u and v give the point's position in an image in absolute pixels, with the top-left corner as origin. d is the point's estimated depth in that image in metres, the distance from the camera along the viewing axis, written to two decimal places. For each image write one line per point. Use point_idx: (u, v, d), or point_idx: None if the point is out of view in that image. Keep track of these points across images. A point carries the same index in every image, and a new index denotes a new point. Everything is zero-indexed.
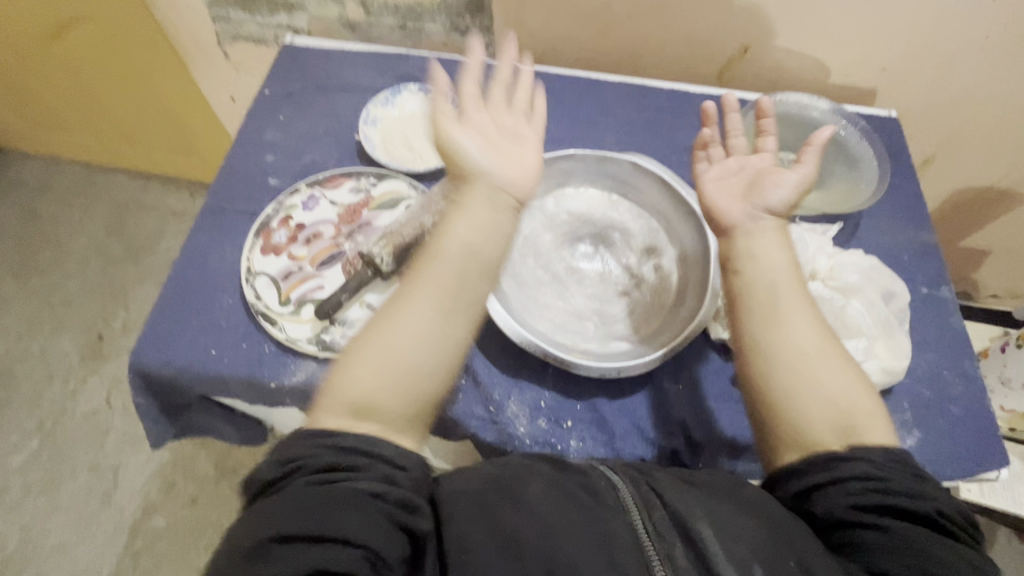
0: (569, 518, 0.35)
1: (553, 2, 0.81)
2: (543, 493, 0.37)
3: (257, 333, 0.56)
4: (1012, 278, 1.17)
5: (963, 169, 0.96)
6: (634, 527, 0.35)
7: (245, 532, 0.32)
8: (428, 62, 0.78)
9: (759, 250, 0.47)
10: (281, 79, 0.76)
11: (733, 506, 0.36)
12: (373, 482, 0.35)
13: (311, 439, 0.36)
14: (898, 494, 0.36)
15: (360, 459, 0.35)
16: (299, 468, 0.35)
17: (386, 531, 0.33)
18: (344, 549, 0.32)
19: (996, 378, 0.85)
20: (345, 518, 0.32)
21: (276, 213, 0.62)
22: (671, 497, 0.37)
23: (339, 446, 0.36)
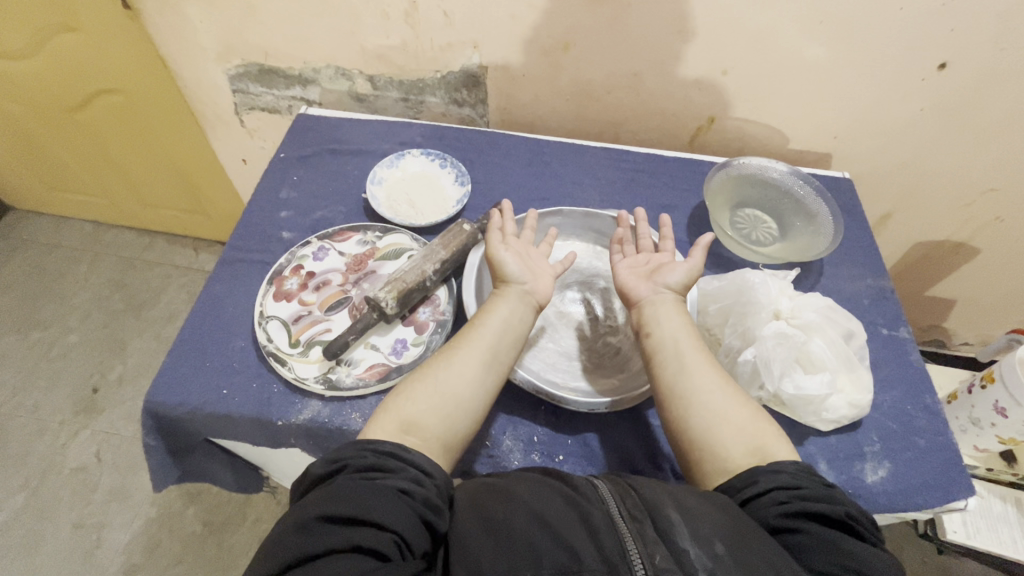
0: (547, 505, 0.39)
1: (540, 80, 0.91)
2: (526, 490, 0.41)
3: (268, 374, 0.60)
4: (978, 326, 1.24)
5: (917, 224, 1.05)
6: (608, 512, 0.39)
7: (296, 514, 0.38)
8: (430, 130, 0.87)
9: (662, 317, 0.56)
10: (295, 144, 0.84)
11: (700, 497, 0.40)
12: (405, 482, 0.41)
13: (356, 445, 0.44)
14: (816, 499, 0.40)
15: (395, 463, 0.42)
16: (344, 467, 0.42)
17: (413, 522, 0.38)
18: (377, 531, 0.37)
19: (967, 418, 0.89)
20: (379, 505, 0.38)
21: (289, 262, 0.67)
22: (642, 487, 0.41)
23: (380, 451, 0.43)
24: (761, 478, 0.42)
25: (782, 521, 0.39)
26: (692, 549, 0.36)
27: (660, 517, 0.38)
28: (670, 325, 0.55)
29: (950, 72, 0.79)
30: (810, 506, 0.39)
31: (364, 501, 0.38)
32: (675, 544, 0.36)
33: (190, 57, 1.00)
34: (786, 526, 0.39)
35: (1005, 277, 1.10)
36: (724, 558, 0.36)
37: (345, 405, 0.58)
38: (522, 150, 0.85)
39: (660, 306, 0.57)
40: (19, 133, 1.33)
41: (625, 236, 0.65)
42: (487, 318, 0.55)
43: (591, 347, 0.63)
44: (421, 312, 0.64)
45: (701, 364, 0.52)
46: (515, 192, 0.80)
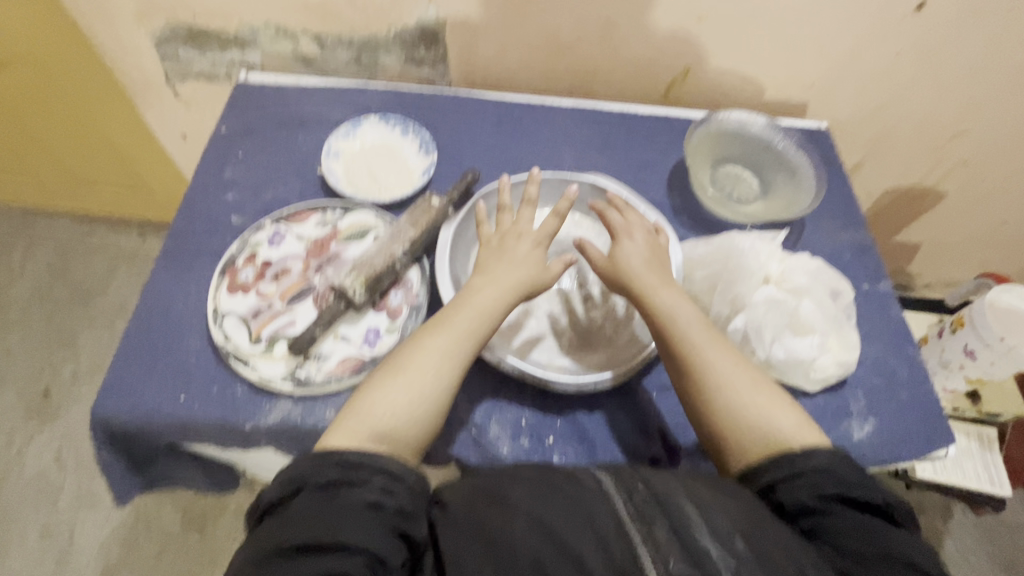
0: (549, 513, 0.38)
1: (504, 34, 0.84)
2: (525, 494, 0.39)
3: (229, 375, 0.55)
4: (942, 268, 1.27)
5: (888, 172, 1.05)
6: (616, 510, 0.38)
7: (261, 546, 0.37)
8: (387, 94, 0.79)
9: (670, 305, 0.52)
10: (237, 116, 0.75)
11: (713, 491, 0.40)
12: (374, 494, 0.39)
13: (317, 457, 0.41)
14: (853, 485, 0.41)
15: (360, 474, 0.40)
16: (304, 486, 0.40)
17: (384, 538, 0.37)
18: (345, 555, 0.36)
19: (937, 361, 0.91)
20: (346, 528, 0.37)
21: (241, 251, 0.61)
22: (649, 477, 0.41)
23: (342, 463, 0.41)
24: (789, 464, 0.43)
25: (818, 505, 0.40)
26: (712, 548, 0.36)
27: (678, 517, 0.38)
28: (677, 307, 0.52)
29: (929, 11, 0.76)
30: (848, 491, 0.40)
31: (329, 527, 0.37)
32: (696, 547, 0.36)
33: (106, 18, 0.88)
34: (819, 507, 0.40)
35: (969, 219, 1.12)
36: (745, 557, 0.36)
37: (319, 402, 0.54)
38: (489, 112, 0.79)
39: (663, 288, 0.53)
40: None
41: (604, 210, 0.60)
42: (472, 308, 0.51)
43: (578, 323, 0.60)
44: (392, 296, 0.59)
45: (718, 352, 0.50)
46: (485, 160, 0.74)
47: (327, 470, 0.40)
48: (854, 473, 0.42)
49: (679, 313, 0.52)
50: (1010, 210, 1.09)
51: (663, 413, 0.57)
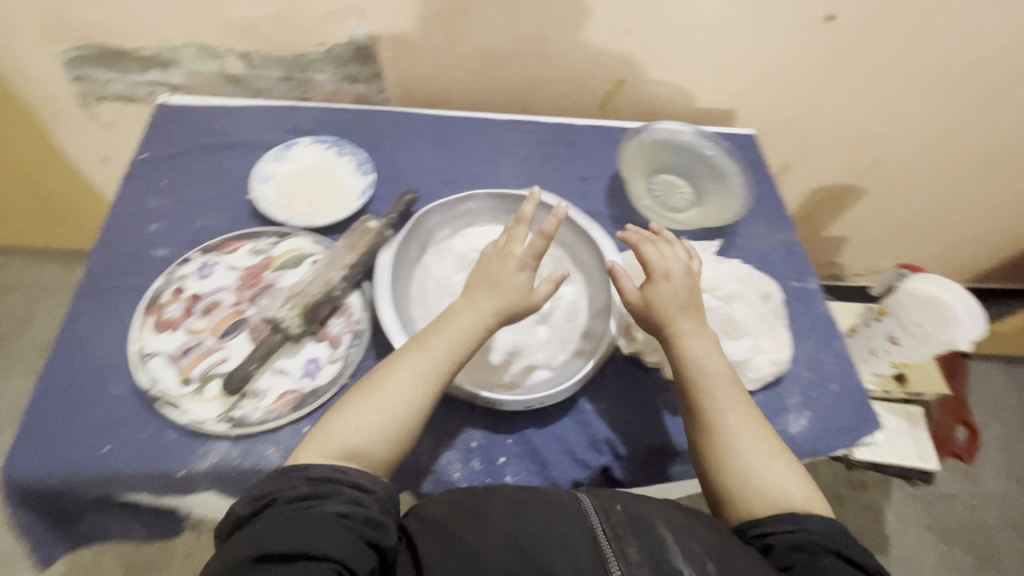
0: (522, 529, 0.41)
1: (438, 50, 0.84)
2: (502, 514, 0.43)
3: (158, 420, 0.52)
4: (867, 258, 1.35)
5: (814, 172, 1.11)
6: (593, 529, 0.41)
7: (230, 557, 0.37)
8: (321, 113, 0.77)
9: (699, 354, 0.53)
10: (159, 142, 0.72)
11: (684, 514, 0.44)
12: (344, 505, 0.41)
13: (285, 474, 0.43)
14: (847, 548, 0.43)
15: (329, 488, 0.42)
16: (274, 500, 0.41)
17: (353, 545, 0.39)
18: (315, 563, 0.37)
19: (865, 348, 0.97)
20: (317, 535, 0.38)
21: (167, 286, 0.58)
22: (627, 501, 0.44)
23: (311, 478, 0.43)
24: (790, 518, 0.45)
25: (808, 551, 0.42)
26: (682, 566, 0.39)
27: (654, 535, 0.41)
28: (708, 359, 0.53)
29: (838, 23, 0.82)
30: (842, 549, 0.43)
31: (299, 533, 0.38)
32: (666, 568, 0.39)
33: (7, 39, 0.82)
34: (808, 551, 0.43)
35: (888, 212, 1.20)
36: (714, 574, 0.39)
37: (257, 441, 0.52)
38: (427, 129, 0.78)
39: (695, 334, 0.54)
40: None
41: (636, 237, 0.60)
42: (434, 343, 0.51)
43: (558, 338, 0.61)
44: (332, 324, 0.58)
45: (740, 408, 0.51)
46: (425, 178, 0.74)
47: (297, 485, 0.42)
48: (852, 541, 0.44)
49: (706, 357, 0.53)
50: (922, 202, 1.17)
51: (611, 424, 0.58)
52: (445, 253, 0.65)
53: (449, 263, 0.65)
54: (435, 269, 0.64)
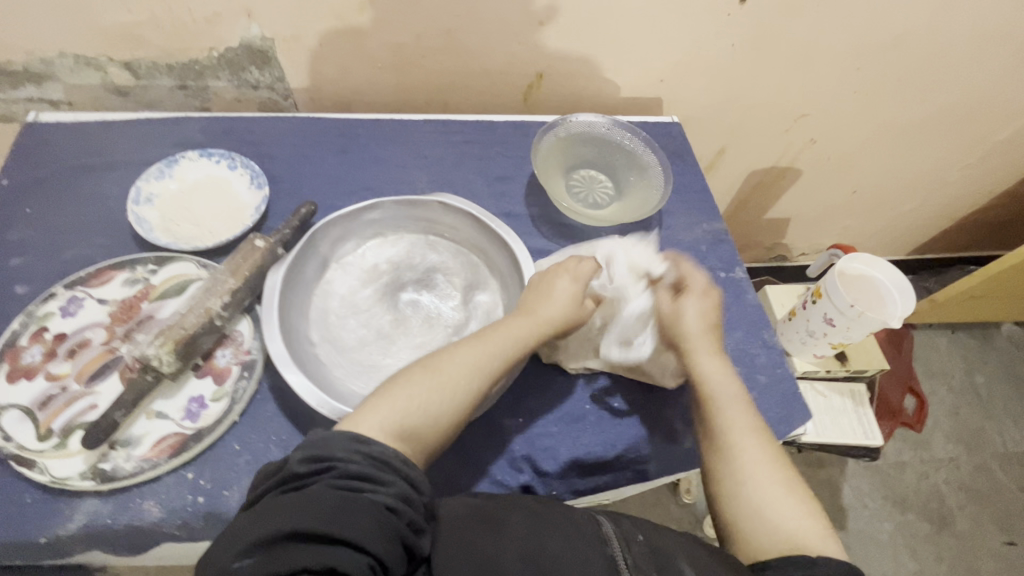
0: (542, 540, 0.40)
1: (342, 50, 0.79)
2: (524, 522, 0.42)
3: (14, 481, 0.46)
4: (810, 237, 1.36)
5: (748, 156, 1.10)
6: (615, 558, 0.40)
7: (277, 517, 0.34)
8: (213, 124, 0.71)
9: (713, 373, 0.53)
10: (25, 165, 0.65)
11: (711, 555, 0.41)
12: (395, 499, 0.38)
13: (349, 442, 0.40)
14: None
15: (386, 475, 0.39)
16: (331, 470, 0.38)
17: (392, 545, 0.36)
18: (353, 554, 0.34)
19: (805, 330, 0.97)
20: (365, 525, 0.35)
21: (26, 327, 0.52)
22: (647, 532, 0.43)
23: (372, 456, 0.40)
24: (805, 564, 0.40)
25: None
26: None
27: None
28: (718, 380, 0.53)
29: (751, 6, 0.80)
30: None
31: (348, 517, 0.35)
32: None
33: None
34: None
35: (824, 191, 1.21)
36: None
37: (132, 495, 0.47)
38: (332, 136, 0.73)
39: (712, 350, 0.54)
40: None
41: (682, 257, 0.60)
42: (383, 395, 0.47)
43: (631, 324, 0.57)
44: (219, 356, 0.53)
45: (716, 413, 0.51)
46: (331, 187, 0.69)
47: (356, 458, 0.39)
48: None
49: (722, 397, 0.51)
50: (856, 180, 1.18)
51: (529, 439, 0.55)
52: (350, 268, 0.61)
53: (354, 279, 0.61)
54: (339, 286, 0.60)
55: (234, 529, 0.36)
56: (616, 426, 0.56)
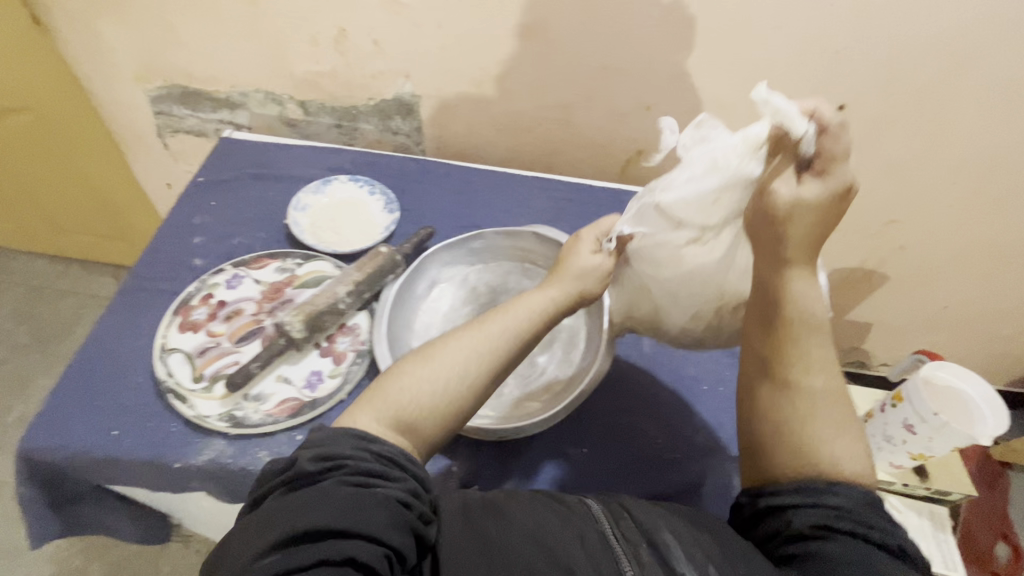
0: (544, 526, 0.42)
1: (472, 110, 0.92)
2: (524, 511, 0.43)
3: (166, 412, 0.55)
4: (895, 346, 1.30)
5: (833, 252, 1.11)
6: (604, 531, 0.42)
7: (291, 517, 0.36)
8: (360, 157, 0.85)
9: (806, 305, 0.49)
10: (216, 169, 0.81)
11: (688, 523, 0.44)
12: (406, 492, 0.40)
13: (355, 441, 0.42)
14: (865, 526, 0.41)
15: (395, 471, 0.41)
16: (341, 466, 0.40)
17: (406, 534, 0.38)
18: (370, 544, 0.36)
19: (881, 435, 0.93)
20: (378, 519, 0.37)
21: (198, 291, 0.63)
22: (635, 508, 0.45)
23: (378, 454, 0.42)
24: (808, 491, 0.44)
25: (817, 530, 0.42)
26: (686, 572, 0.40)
27: (660, 544, 0.41)
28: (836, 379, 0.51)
29: (850, 113, 0.85)
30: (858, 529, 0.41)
31: (361, 514, 0.37)
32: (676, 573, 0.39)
33: (108, 79, 0.96)
34: (812, 538, 0.41)
35: (913, 302, 1.18)
36: None
37: (251, 443, 0.54)
38: (452, 178, 0.85)
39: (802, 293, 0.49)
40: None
41: (831, 126, 0.46)
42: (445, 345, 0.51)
43: (713, 195, 0.51)
44: (339, 341, 0.61)
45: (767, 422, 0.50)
46: (446, 220, 0.79)
47: (364, 456, 0.41)
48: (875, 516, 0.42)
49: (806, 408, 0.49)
50: (950, 294, 1.14)
51: (586, 470, 0.60)
52: (453, 286, 0.68)
53: (455, 296, 0.67)
54: (442, 300, 0.67)
55: (251, 527, 0.37)
56: (666, 475, 0.59)
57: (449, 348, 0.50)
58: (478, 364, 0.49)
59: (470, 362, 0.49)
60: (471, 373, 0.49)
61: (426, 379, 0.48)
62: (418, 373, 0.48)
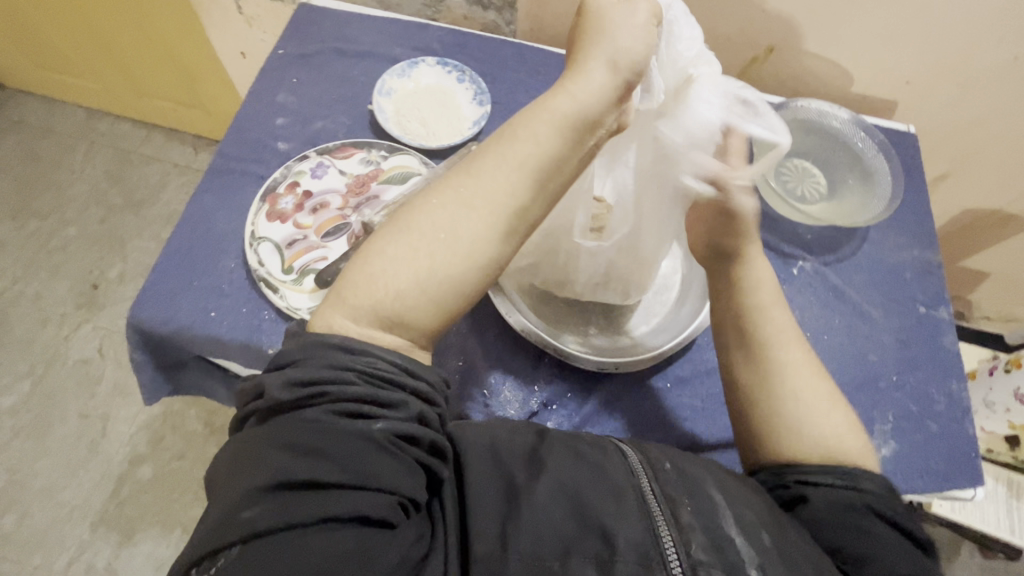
0: (579, 481, 0.40)
1: None
2: (559, 459, 0.41)
3: (259, 300, 0.56)
4: (1009, 302, 1.14)
5: (972, 189, 0.95)
6: (641, 487, 0.40)
7: (280, 465, 0.33)
8: (449, 36, 0.76)
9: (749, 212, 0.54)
10: (296, 40, 0.74)
11: (737, 481, 0.43)
12: (408, 424, 0.37)
13: (336, 356, 0.37)
14: (896, 507, 0.42)
15: (395, 397, 0.37)
16: (325, 395, 0.36)
17: (413, 476, 0.36)
18: (379, 493, 0.34)
19: (981, 399, 0.87)
20: (381, 463, 0.35)
21: (284, 178, 0.61)
22: (675, 461, 0.43)
23: (367, 374, 0.37)
24: (842, 473, 0.44)
25: (857, 511, 0.41)
26: (733, 532, 0.39)
27: (708, 502, 0.40)
28: None
29: None
30: (897, 515, 0.42)
31: (360, 462, 0.34)
32: (720, 532, 0.39)
33: None
34: (854, 513, 0.41)
35: None
36: (770, 551, 0.38)
37: None
38: (552, 66, 0.74)
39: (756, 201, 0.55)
40: (10, 1, 1.25)
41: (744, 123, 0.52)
42: (494, 171, 0.40)
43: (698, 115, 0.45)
44: None
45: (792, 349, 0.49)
46: None
47: (350, 380, 0.36)
48: (899, 501, 0.43)
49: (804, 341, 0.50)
50: None
51: (673, 405, 0.56)
52: None
53: None
54: None
55: (237, 462, 0.35)
56: None
57: (428, 217, 0.40)
58: (472, 227, 0.40)
59: (459, 223, 0.40)
60: (461, 239, 0.39)
61: (430, 253, 0.39)
62: (408, 247, 0.39)
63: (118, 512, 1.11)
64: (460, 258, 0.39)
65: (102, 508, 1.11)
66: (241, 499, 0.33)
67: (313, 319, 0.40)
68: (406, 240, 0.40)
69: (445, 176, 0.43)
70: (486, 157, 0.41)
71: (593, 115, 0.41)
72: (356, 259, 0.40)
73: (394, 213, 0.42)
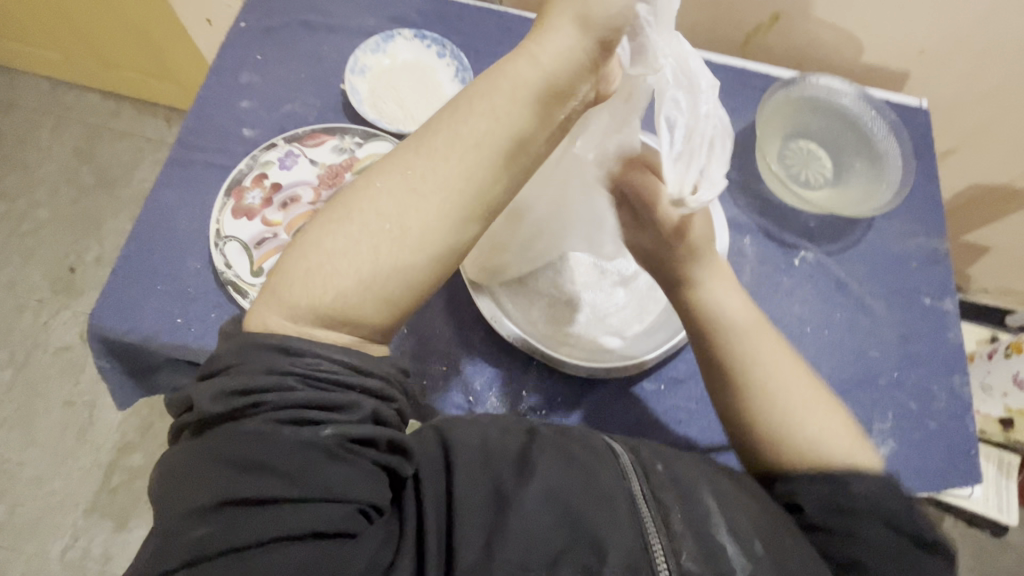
0: (569, 485, 0.37)
1: None
2: (549, 458, 0.38)
3: (229, 304, 0.53)
4: (1011, 278, 1.11)
5: (981, 164, 0.90)
6: (632, 491, 0.38)
7: (220, 483, 0.31)
8: (428, 5, 0.70)
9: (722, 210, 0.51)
10: (260, 11, 0.67)
11: (733, 483, 0.41)
12: (362, 426, 0.33)
13: (274, 359, 0.33)
14: (890, 501, 0.40)
15: (345, 399, 0.33)
16: (263, 404, 0.32)
17: (373, 483, 0.33)
18: (336, 505, 0.32)
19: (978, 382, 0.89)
20: (333, 473, 0.32)
21: (251, 169, 0.57)
22: (669, 462, 0.41)
23: (308, 377, 0.33)
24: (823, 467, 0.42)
25: (841, 511, 0.39)
26: (725, 541, 0.37)
27: (699, 507, 0.38)
28: None
29: None
30: (890, 511, 0.39)
31: (309, 475, 0.31)
32: (713, 539, 0.37)
33: None
34: (839, 513, 0.39)
35: None
36: (762, 559, 0.37)
37: None
38: None
39: None
40: None
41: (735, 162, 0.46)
42: (445, 148, 0.35)
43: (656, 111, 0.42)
44: None
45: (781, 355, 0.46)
46: None
47: (291, 385, 0.32)
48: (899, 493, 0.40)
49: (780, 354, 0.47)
50: None
51: (666, 408, 0.54)
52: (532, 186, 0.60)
53: None
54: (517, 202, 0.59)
55: (177, 479, 0.32)
56: None
57: (374, 203, 0.35)
58: (421, 218, 0.35)
59: (406, 213, 0.35)
60: (409, 233, 0.35)
61: (374, 245, 0.34)
62: (349, 239, 0.35)
63: (110, 500, 1.11)
64: (409, 251, 0.35)
65: (94, 496, 1.11)
66: (187, 519, 0.31)
67: (249, 317, 0.36)
68: (350, 231, 0.35)
69: (390, 156, 0.37)
70: (441, 133, 0.36)
71: (560, 84, 0.36)
72: (291, 252, 0.36)
73: (337, 193, 0.37)
